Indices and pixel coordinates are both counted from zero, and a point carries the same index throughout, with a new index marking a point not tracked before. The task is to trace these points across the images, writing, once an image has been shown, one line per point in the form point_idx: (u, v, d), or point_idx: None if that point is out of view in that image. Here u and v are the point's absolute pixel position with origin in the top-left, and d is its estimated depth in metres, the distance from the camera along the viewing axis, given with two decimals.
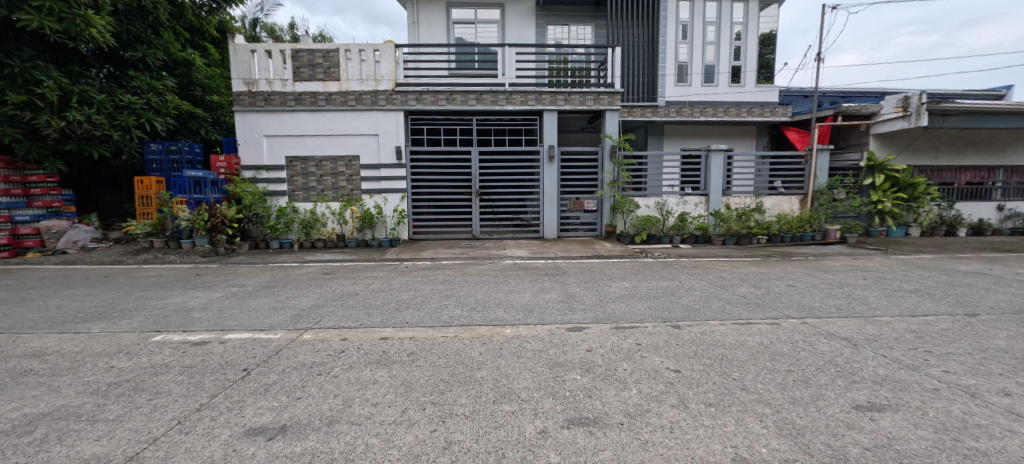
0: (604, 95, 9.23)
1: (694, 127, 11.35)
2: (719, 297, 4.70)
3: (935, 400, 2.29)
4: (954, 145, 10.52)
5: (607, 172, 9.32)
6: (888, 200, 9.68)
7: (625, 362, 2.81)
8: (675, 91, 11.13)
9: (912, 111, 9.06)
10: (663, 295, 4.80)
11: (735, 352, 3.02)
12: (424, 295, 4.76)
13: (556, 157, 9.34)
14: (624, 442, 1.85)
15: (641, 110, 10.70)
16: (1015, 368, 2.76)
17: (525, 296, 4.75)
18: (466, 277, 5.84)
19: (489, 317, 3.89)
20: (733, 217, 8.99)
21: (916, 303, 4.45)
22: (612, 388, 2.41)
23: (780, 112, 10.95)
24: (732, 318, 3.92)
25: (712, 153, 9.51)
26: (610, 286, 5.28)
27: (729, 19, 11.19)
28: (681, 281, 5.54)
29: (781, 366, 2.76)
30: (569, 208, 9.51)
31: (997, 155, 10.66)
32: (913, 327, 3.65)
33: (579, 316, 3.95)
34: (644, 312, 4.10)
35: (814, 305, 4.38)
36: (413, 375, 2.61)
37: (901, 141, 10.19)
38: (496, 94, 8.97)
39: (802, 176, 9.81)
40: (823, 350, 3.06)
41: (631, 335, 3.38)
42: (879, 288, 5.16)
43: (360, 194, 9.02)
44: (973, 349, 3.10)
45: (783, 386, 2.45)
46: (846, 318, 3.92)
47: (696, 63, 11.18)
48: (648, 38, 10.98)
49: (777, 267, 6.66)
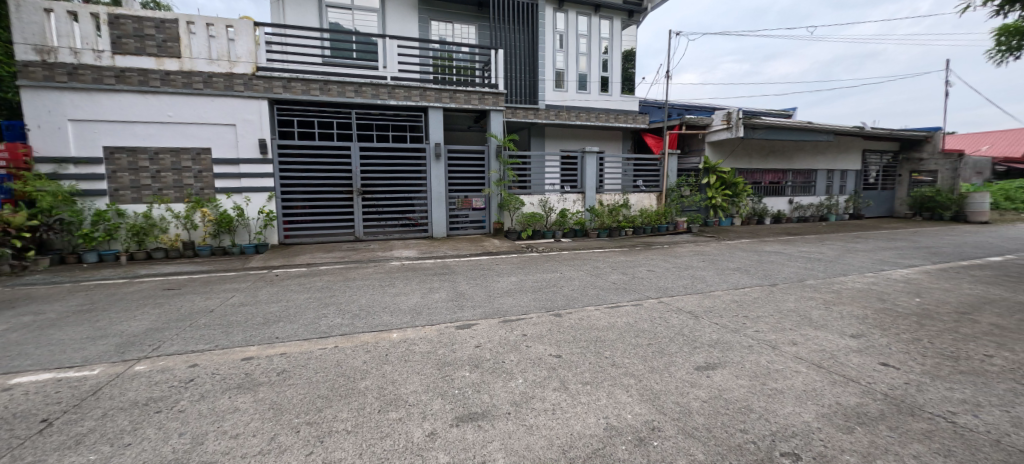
0: (488, 95, 9.41)
1: (571, 130, 12.25)
2: (594, 285, 5.18)
3: (750, 354, 2.87)
4: (761, 152, 13.22)
5: (493, 170, 9.57)
6: (719, 196, 11.73)
7: (511, 354, 2.91)
8: (554, 95, 11.91)
9: (733, 124, 11.09)
10: (545, 287, 5.10)
11: (606, 332, 3.37)
12: (297, 306, 4.29)
13: (443, 155, 9.24)
14: (510, 430, 1.93)
15: (524, 112, 11.17)
16: (799, 323, 3.61)
17: (413, 297, 4.62)
18: (347, 282, 5.45)
19: (373, 323, 3.69)
20: (604, 213, 10.04)
21: (738, 278, 5.52)
22: (499, 380, 2.49)
23: (639, 120, 12.46)
24: (605, 303, 4.36)
25: (586, 154, 10.38)
26: (498, 281, 5.43)
27: (598, 34, 12.37)
28: (562, 273, 5.98)
29: (642, 341, 3.16)
30: (457, 206, 9.50)
31: (788, 161, 13.70)
32: (736, 297, 4.52)
33: (468, 313, 3.99)
34: (529, 303, 4.34)
35: (667, 285, 5.13)
36: (283, 395, 2.34)
37: (726, 148, 12.47)
38: (376, 87, 8.51)
39: (658, 174, 11.37)
40: (673, 323, 3.60)
41: (517, 327, 3.52)
42: (713, 268, 6.26)
43: (213, 193, 7.76)
44: (775, 311, 3.96)
45: (643, 358, 2.80)
46: (690, 294, 4.68)
47: (571, 70, 12.11)
48: (528, 44, 11.53)
49: (639, 255, 7.63)
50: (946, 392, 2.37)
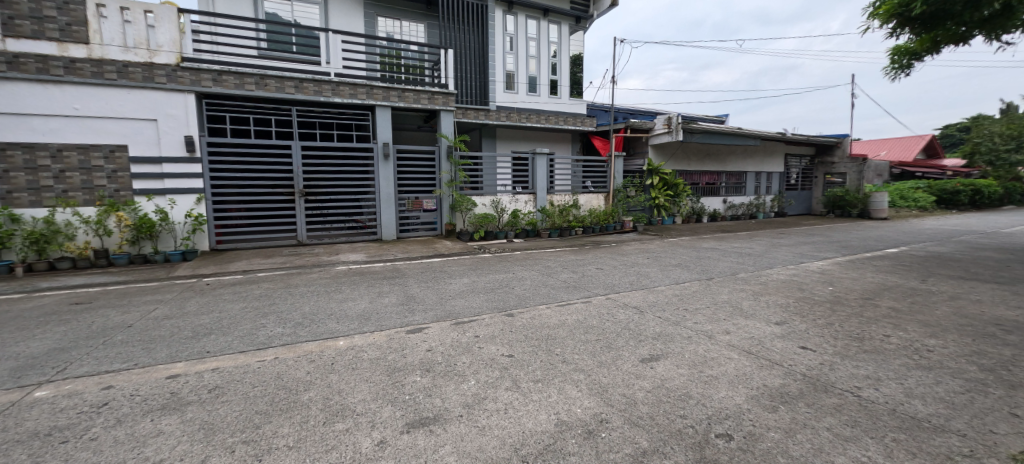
0: (438, 95, 9.29)
1: (522, 132, 12.38)
2: (545, 284, 5.27)
3: (689, 345, 3.05)
4: (698, 155, 14.10)
5: (444, 171, 9.45)
6: (662, 196, 12.37)
7: (463, 356, 2.90)
8: (504, 97, 11.99)
9: (674, 128, 11.80)
10: (498, 288, 5.11)
11: (557, 330, 3.44)
12: (233, 316, 4.00)
13: (391, 155, 8.99)
14: (463, 433, 1.92)
15: (475, 113, 11.14)
16: (732, 313, 3.90)
17: (361, 302, 4.46)
18: (289, 288, 5.15)
19: (317, 331, 3.51)
20: (555, 213, 10.26)
21: (678, 273, 5.86)
22: (451, 383, 2.47)
23: (587, 123, 12.71)
24: (556, 301, 4.46)
25: (537, 155, 10.53)
26: (450, 283, 5.38)
27: (547, 38, 12.60)
28: (514, 273, 6.03)
29: (591, 337, 3.27)
30: (407, 207, 9.29)
31: (723, 164, 14.71)
32: (677, 291, 4.80)
33: (419, 316, 3.92)
34: (481, 304, 4.34)
35: (614, 282, 5.34)
36: (216, 413, 2.18)
37: (668, 151, 13.18)
38: (319, 83, 8.12)
39: (606, 175, 11.79)
40: (620, 318, 3.76)
41: (470, 329, 3.51)
42: (657, 265, 6.60)
43: (131, 196, 7.03)
44: (711, 303, 4.25)
45: (592, 354, 2.90)
46: (635, 290, 4.90)
47: (521, 73, 12.25)
48: (478, 44, 11.52)
49: (589, 254, 7.88)
50: (853, 369, 2.67)
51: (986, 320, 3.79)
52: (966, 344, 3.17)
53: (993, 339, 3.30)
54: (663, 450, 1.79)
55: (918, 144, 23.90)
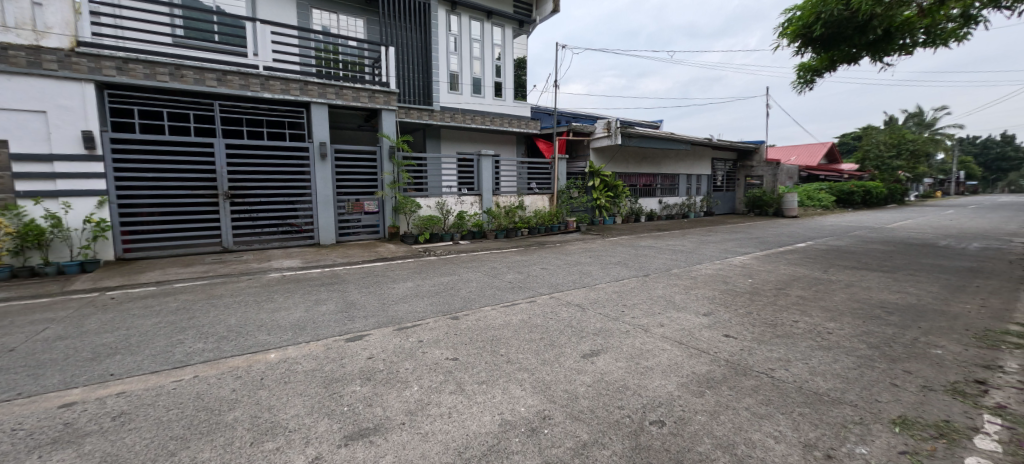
0: (379, 94, 9.00)
1: (467, 133, 12.30)
2: (491, 285, 5.29)
3: (627, 339, 3.21)
4: (636, 158, 14.86)
5: (386, 172, 9.14)
6: (603, 197, 12.89)
7: (406, 362, 2.82)
8: (449, 97, 11.82)
9: (613, 132, 12.38)
10: (443, 290, 5.04)
11: (503, 331, 3.47)
12: (144, 333, 3.59)
13: (329, 155, 8.55)
14: (405, 440, 1.88)
15: (418, 113, 10.91)
16: (666, 307, 4.15)
17: (296, 311, 4.20)
18: (212, 299, 4.73)
19: (245, 345, 3.25)
20: (502, 214, 10.31)
21: (618, 271, 6.14)
22: (393, 390, 2.39)
23: (532, 125, 12.93)
24: (501, 301, 4.49)
25: (482, 157, 10.53)
26: (393, 288, 5.22)
27: (491, 40, 12.62)
28: (460, 275, 5.99)
29: (535, 336, 3.33)
30: (347, 210, 8.88)
31: (658, 166, 15.61)
32: (616, 288, 5.03)
33: (360, 323, 3.76)
34: (425, 308, 4.26)
35: (558, 281, 5.48)
36: (123, 443, 1.95)
37: (607, 154, 13.76)
38: (245, 76, 7.54)
39: (550, 177, 12.05)
40: (563, 316, 3.87)
41: (413, 334, 3.43)
42: (598, 263, 6.87)
43: (12, 199, 6.07)
44: (647, 298, 4.50)
45: (536, 352, 2.95)
46: (577, 288, 5.07)
47: (465, 74, 12.16)
48: (421, 43, 11.32)
49: (534, 254, 8.02)
50: (768, 352, 2.95)
51: (873, 304, 4.37)
52: (858, 325, 3.63)
53: (878, 320, 3.81)
54: (602, 441, 1.86)
55: (820, 150, 26.90)
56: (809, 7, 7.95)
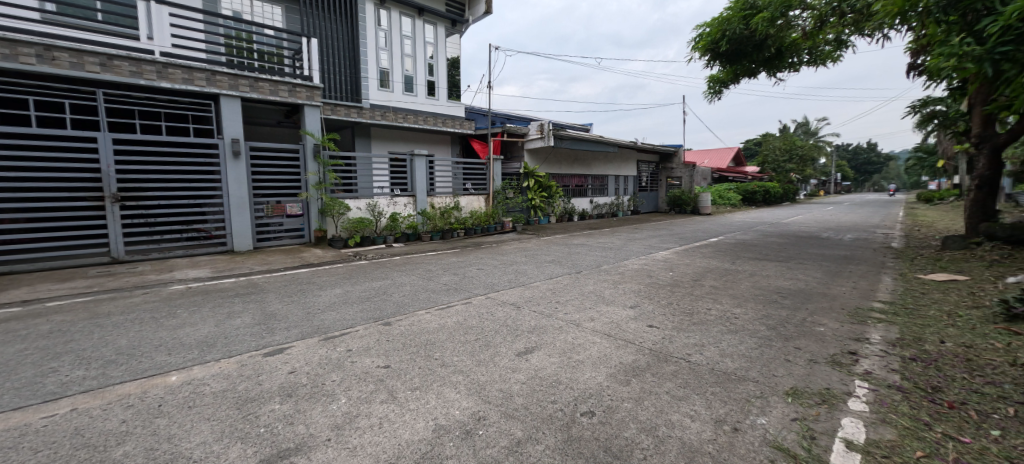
0: (300, 88, 8.43)
1: (398, 132, 11.90)
2: (425, 288, 5.17)
3: (560, 334, 3.30)
4: (568, 159, 15.38)
5: (310, 172, 8.55)
6: (537, 198, 13.18)
7: (333, 373, 2.66)
8: (378, 95, 11.36)
9: (545, 134, 12.70)
10: (374, 296, 4.82)
11: (437, 334, 3.40)
12: (4, 363, 3.01)
13: (243, 153, 7.79)
14: (331, 457, 1.77)
15: (345, 110, 10.37)
16: (596, 301, 4.35)
17: (204, 326, 3.78)
18: (98, 318, 4.10)
19: (140, 368, 2.86)
20: (437, 215, 10.12)
21: (551, 269, 6.31)
22: (317, 405, 2.24)
23: (466, 126, 12.83)
24: (435, 305, 4.40)
25: (415, 157, 10.26)
26: (319, 295, 4.91)
27: (422, 37, 12.30)
28: (393, 279, 5.79)
29: (470, 337, 3.31)
30: (266, 213, 8.15)
31: (589, 167, 16.29)
32: (550, 285, 5.17)
33: (281, 335, 3.48)
34: (355, 315, 4.05)
35: (493, 281, 5.51)
36: None
37: (541, 155, 14.09)
38: (137, 62, 6.66)
39: (485, 178, 12.06)
40: (498, 316, 3.89)
41: (340, 343, 3.24)
42: (533, 262, 7.01)
43: None
44: (578, 294, 4.68)
45: (471, 354, 2.93)
46: (513, 287, 5.13)
47: (396, 71, 11.74)
48: (346, 37, 10.87)
49: (470, 255, 7.98)
50: (685, 339, 3.20)
51: (771, 290, 4.93)
52: (760, 309, 4.08)
53: (776, 304, 4.30)
54: (536, 436, 1.89)
55: (728, 154, 29.83)
56: (716, 25, 8.79)
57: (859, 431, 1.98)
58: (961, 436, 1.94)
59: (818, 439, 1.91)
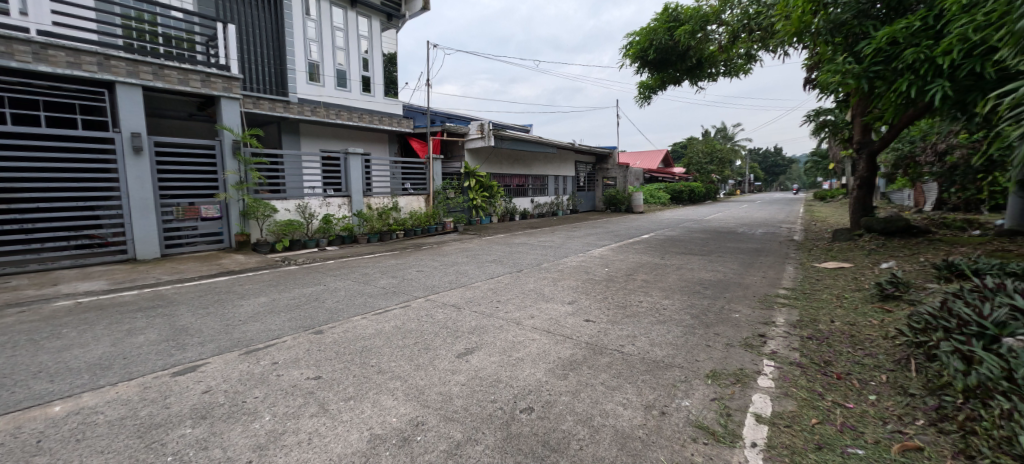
0: (215, 78, 7.71)
1: (330, 129, 11.27)
2: (361, 293, 4.95)
3: (501, 334, 3.32)
4: (509, 160, 15.51)
5: (228, 171, 7.82)
6: (479, 198, 13.14)
7: (256, 389, 2.46)
8: (307, 89, 10.60)
9: (486, 134, 12.70)
10: (304, 304, 4.52)
11: (374, 340, 3.27)
12: None
13: (146, 149, 6.93)
14: None
15: (269, 104, 9.64)
16: (536, 299, 4.42)
17: (99, 346, 3.33)
18: None
19: (14, 400, 2.45)
20: (374, 217, 9.72)
21: (493, 269, 6.32)
22: (237, 425, 2.06)
23: (405, 124, 12.50)
24: (372, 310, 4.22)
25: (349, 156, 9.78)
26: (241, 305, 4.51)
27: (356, 30, 11.68)
28: (325, 285, 5.46)
29: (409, 341, 3.22)
30: (176, 216, 7.32)
31: (529, 168, 16.54)
32: (491, 285, 5.18)
33: (194, 352, 3.15)
34: (283, 325, 3.77)
35: (434, 283, 5.41)
36: None
37: (481, 155, 14.07)
38: (7, 42, 5.76)
39: (425, 178, 11.80)
40: (438, 318, 3.82)
41: (265, 356, 3.01)
42: (475, 262, 6.97)
43: None
44: (519, 293, 4.73)
45: (410, 358, 2.86)
46: (453, 288, 5.07)
47: (327, 64, 11.07)
48: (269, 25, 10.20)
49: (410, 257, 7.76)
50: (619, 331, 3.37)
51: (695, 282, 5.33)
52: (685, 300, 4.39)
53: (699, 294, 4.65)
54: (475, 437, 1.88)
55: (658, 156, 31.82)
56: (644, 34, 9.31)
57: (766, 405, 2.20)
58: (846, 403, 2.24)
59: (732, 415, 2.09)
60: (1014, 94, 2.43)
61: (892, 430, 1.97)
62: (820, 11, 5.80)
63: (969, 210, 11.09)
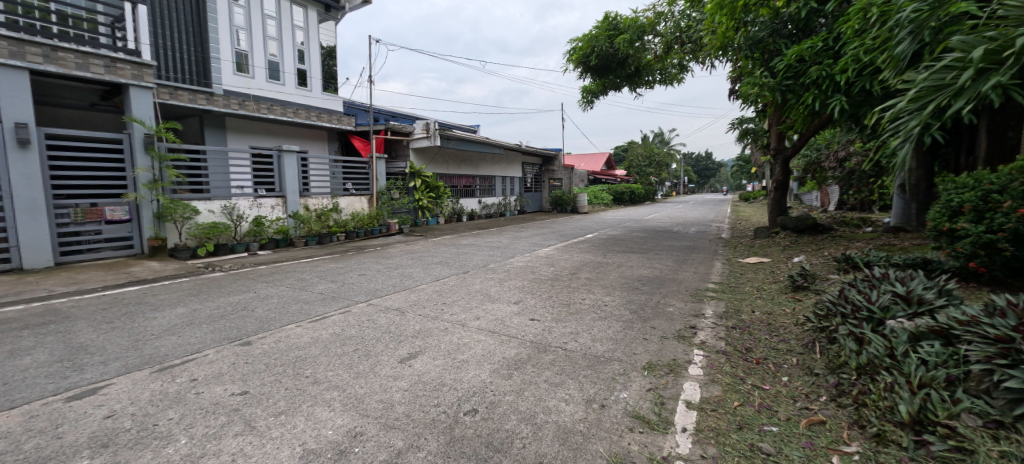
0: (122, 64, 6.90)
1: (261, 125, 10.51)
2: (297, 299, 4.66)
3: (446, 336, 3.27)
4: (455, 160, 15.35)
5: (140, 168, 7.00)
6: (425, 198, 12.89)
7: (171, 410, 2.23)
8: (235, 80, 9.82)
9: (432, 133, 12.47)
10: (230, 313, 4.17)
11: (309, 349, 3.10)
12: None
13: (35, 142, 6.06)
14: None
15: (188, 95, 8.79)
16: (483, 300, 4.41)
17: None
18: None
19: None
20: (312, 218, 9.19)
21: (440, 271, 6.23)
22: (147, 451, 1.85)
23: (345, 121, 11.95)
24: (309, 317, 3.99)
25: (283, 153, 9.17)
26: (156, 317, 4.07)
27: (290, 19, 10.96)
28: (256, 292, 5.09)
29: (348, 348, 3.08)
30: (74, 219, 6.45)
31: (476, 168, 16.47)
32: (436, 287, 5.09)
33: (96, 372, 2.79)
34: (205, 337, 3.46)
35: (376, 287, 5.22)
36: None
37: (427, 155, 13.80)
38: None
39: (368, 178, 11.36)
40: (380, 323, 3.69)
41: (182, 372, 2.73)
42: (421, 264, 6.83)
43: None
44: (465, 294, 4.70)
45: (349, 366, 2.73)
46: (397, 292, 4.92)
47: (257, 55, 10.31)
48: (189, 9, 9.29)
49: (351, 260, 7.43)
50: (563, 328, 3.45)
51: (635, 278, 5.60)
52: (625, 297, 4.60)
53: (638, 291, 4.89)
54: (417, 444, 1.84)
55: (601, 158, 33.05)
56: (586, 41, 9.61)
57: (696, 392, 2.36)
58: (763, 385, 2.46)
59: (666, 404, 2.22)
60: (892, 109, 2.81)
61: (801, 407, 2.19)
62: (741, 28, 6.36)
63: (863, 209, 12.63)
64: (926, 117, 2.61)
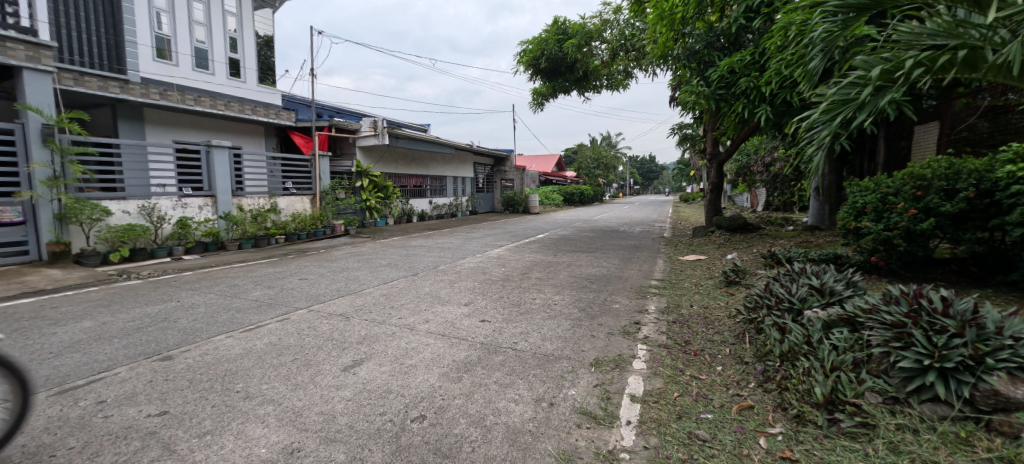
0: (12, 43, 6.02)
1: (187, 117, 9.61)
2: (228, 308, 4.31)
3: (394, 341, 3.17)
4: (405, 159, 14.95)
5: (38, 163, 6.15)
6: (372, 198, 12.44)
7: (74, 437, 1.98)
8: (155, 67, 8.94)
9: (379, 131, 12.05)
10: (148, 325, 3.77)
11: (242, 361, 2.87)
12: None
13: None
14: None
15: (98, 82, 7.86)
16: (433, 303, 4.32)
17: None
18: None
19: None
20: (246, 220, 8.56)
21: (388, 273, 6.03)
22: None
23: (284, 117, 11.25)
24: (242, 326, 3.70)
25: (213, 149, 8.45)
26: (57, 333, 3.59)
27: (221, 4, 10.15)
28: (181, 300, 4.64)
29: (286, 359, 2.89)
30: None
31: (426, 168, 16.14)
32: (384, 291, 4.93)
33: None
34: (118, 353, 3.10)
35: (319, 292, 4.95)
36: None
37: (375, 154, 13.32)
38: None
39: (310, 177, 10.79)
40: (323, 330, 3.50)
41: (89, 394, 2.43)
42: (368, 267, 6.57)
43: None
44: (415, 297, 4.58)
45: (287, 377, 2.56)
46: (342, 296, 4.70)
47: (182, 41, 9.44)
48: None
49: (292, 264, 7.01)
50: (513, 329, 3.46)
51: (583, 277, 5.75)
52: (573, 295, 4.69)
53: (586, 289, 5.02)
54: (360, 456, 1.76)
55: (552, 160, 33.66)
56: (536, 43, 9.74)
57: (639, 385, 2.46)
58: (700, 375, 2.61)
59: (611, 398, 2.29)
60: (807, 119, 3.08)
61: (733, 394, 2.35)
62: (680, 39, 6.76)
63: (786, 210, 13.85)
64: (836, 128, 2.90)
